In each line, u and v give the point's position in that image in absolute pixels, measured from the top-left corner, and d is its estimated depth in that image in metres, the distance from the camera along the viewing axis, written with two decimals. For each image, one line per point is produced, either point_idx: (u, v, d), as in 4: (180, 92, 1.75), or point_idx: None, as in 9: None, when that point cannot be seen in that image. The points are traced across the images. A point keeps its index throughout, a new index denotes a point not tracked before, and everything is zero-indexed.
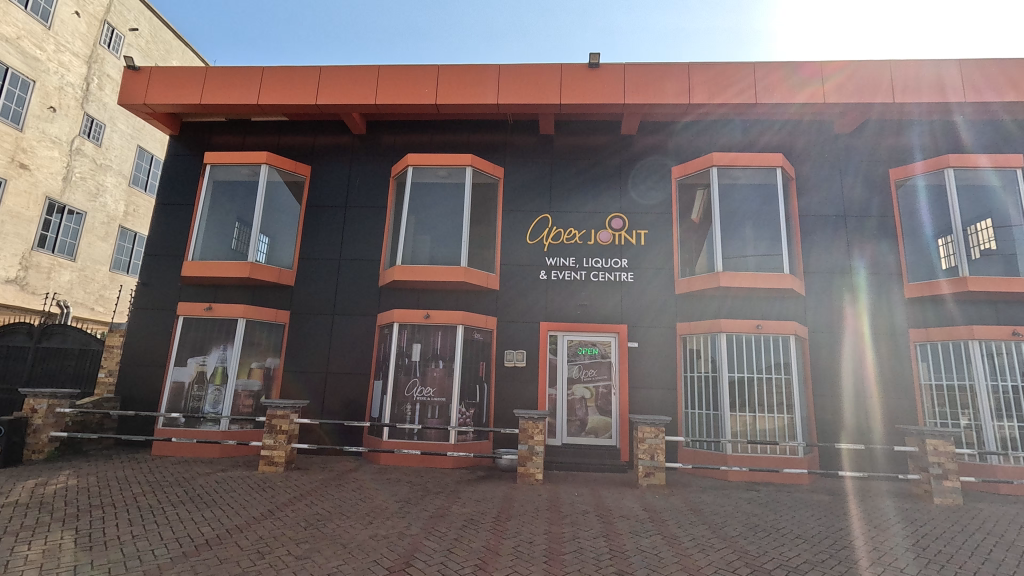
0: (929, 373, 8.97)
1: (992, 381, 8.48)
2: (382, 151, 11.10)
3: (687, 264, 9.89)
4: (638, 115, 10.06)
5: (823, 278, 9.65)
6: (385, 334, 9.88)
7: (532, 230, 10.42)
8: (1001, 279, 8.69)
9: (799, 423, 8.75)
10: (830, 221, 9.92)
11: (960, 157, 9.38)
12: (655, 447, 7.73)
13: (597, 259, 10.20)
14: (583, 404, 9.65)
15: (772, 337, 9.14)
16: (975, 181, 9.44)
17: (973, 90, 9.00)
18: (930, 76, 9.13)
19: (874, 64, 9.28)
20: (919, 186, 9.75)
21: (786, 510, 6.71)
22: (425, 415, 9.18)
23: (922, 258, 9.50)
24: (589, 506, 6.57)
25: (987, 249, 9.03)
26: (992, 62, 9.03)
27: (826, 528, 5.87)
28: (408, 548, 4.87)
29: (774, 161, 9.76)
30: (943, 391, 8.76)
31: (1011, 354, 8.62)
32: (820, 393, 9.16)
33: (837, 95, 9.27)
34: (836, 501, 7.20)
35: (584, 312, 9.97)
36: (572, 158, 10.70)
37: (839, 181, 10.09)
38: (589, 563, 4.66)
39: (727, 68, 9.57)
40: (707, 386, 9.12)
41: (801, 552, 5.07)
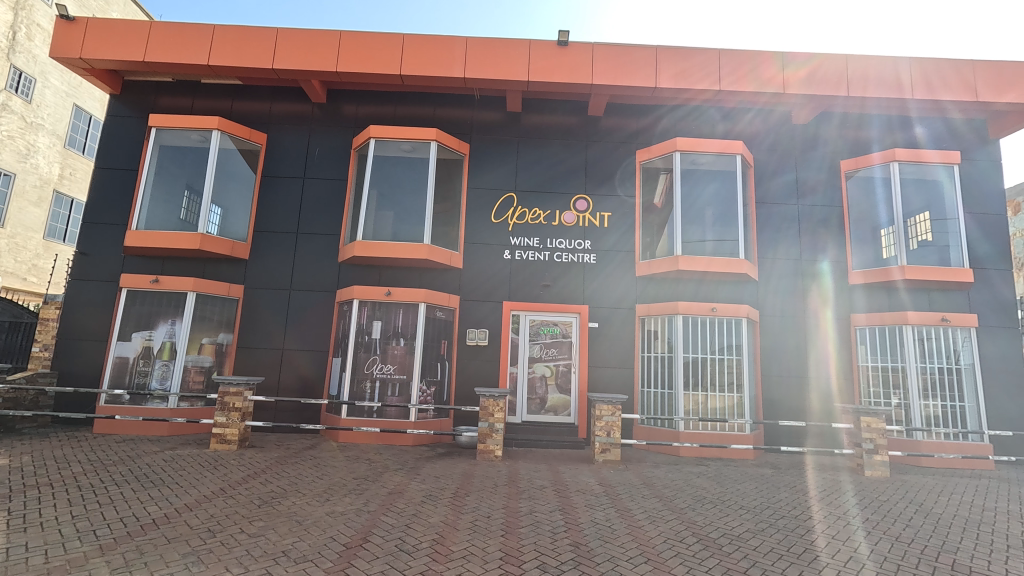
0: (867, 355, 9.53)
1: (921, 363, 9.14)
2: (344, 121, 10.70)
3: (648, 247, 10.10)
4: (606, 97, 10.05)
5: (775, 264, 10.07)
6: (345, 310, 9.67)
7: (497, 209, 10.35)
8: (934, 268, 9.34)
9: (746, 402, 9.22)
10: (785, 210, 10.29)
11: (906, 152, 9.88)
12: (611, 424, 7.95)
13: (562, 240, 10.26)
14: (543, 382, 9.79)
15: (726, 320, 9.49)
16: (920, 175, 9.97)
17: (922, 88, 9.43)
18: (884, 72, 9.51)
19: (831, 57, 9.57)
20: (868, 177, 10.21)
21: (732, 482, 7.08)
22: (384, 393, 9.11)
23: (868, 246, 10.00)
24: (547, 481, 6.74)
25: (924, 241, 9.63)
26: (940, 62, 9.47)
27: (766, 499, 6.24)
28: (365, 524, 4.85)
29: (734, 148, 9.98)
30: (879, 372, 9.35)
31: (939, 338, 9.29)
32: (768, 373, 9.63)
33: (798, 85, 9.52)
34: (776, 474, 7.67)
35: (548, 292, 10.05)
36: (539, 137, 10.62)
37: (795, 171, 10.44)
38: (544, 536, 4.80)
39: (693, 53, 9.66)
40: (663, 367, 9.43)
41: (743, 521, 5.39)
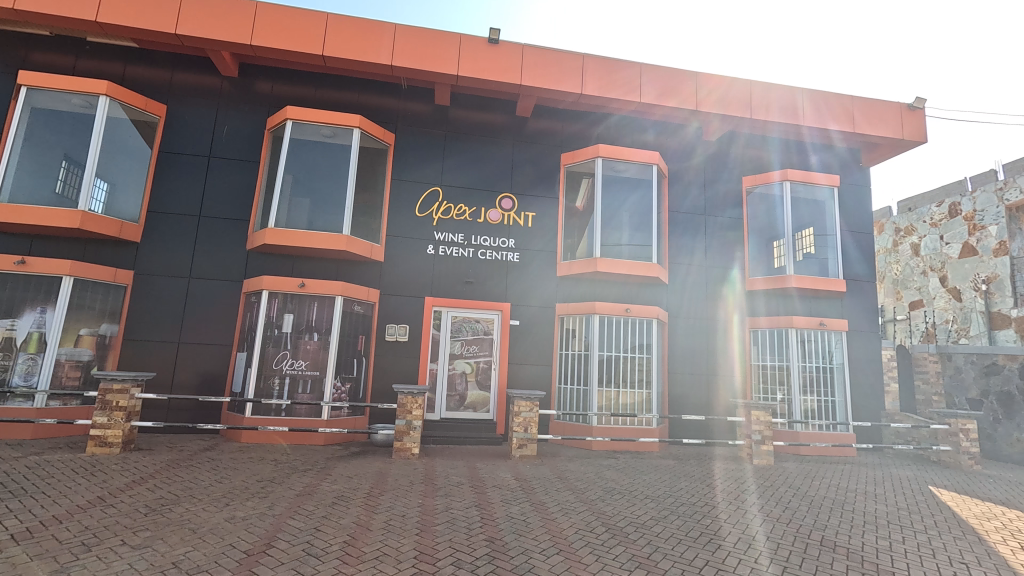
0: (759, 355, 10.50)
1: (802, 362, 10.27)
2: (257, 99, 9.97)
3: (570, 249, 10.41)
4: (534, 98, 10.20)
5: (683, 269, 10.77)
6: (252, 302, 9.03)
7: (422, 203, 10.16)
8: (815, 278, 10.50)
9: (654, 397, 9.87)
10: (694, 219, 11.04)
11: (795, 173, 11.00)
12: (529, 420, 8.11)
13: (487, 237, 10.28)
14: (463, 379, 9.76)
15: (639, 320, 10.03)
16: (806, 194, 11.15)
17: (812, 116, 10.54)
18: (781, 99, 10.51)
19: (738, 81, 10.41)
20: (763, 194, 11.25)
21: (639, 473, 7.52)
22: (295, 390, 8.64)
23: (762, 256, 11.00)
24: (464, 477, 6.73)
25: (808, 253, 10.79)
26: (827, 95, 10.64)
27: (669, 488, 6.70)
28: (269, 529, 4.57)
29: (651, 158, 10.54)
30: (768, 370, 10.35)
31: (817, 340, 10.46)
32: (675, 371, 10.29)
33: (709, 104, 10.25)
34: (679, 464, 8.25)
35: (471, 289, 10.03)
36: (467, 133, 10.57)
37: (704, 184, 11.24)
38: (460, 532, 4.80)
39: (617, 64, 10.08)
40: (579, 364, 9.77)
41: (648, 510, 5.74)
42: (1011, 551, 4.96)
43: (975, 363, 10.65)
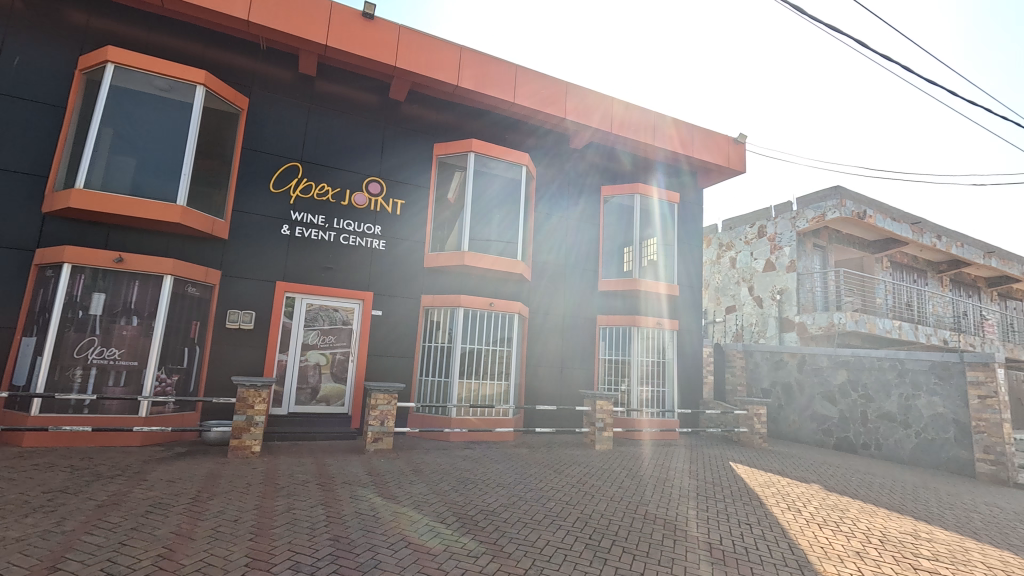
0: (606, 350, 11.52)
1: (642, 357, 11.48)
2: (66, 30, 8.20)
3: (439, 240, 10.38)
4: (408, 83, 9.88)
5: (545, 268, 11.36)
6: (48, 276, 7.45)
7: (277, 178, 9.27)
8: (655, 283, 11.83)
9: (512, 389, 10.26)
10: (557, 221, 11.69)
11: (645, 188, 12.20)
12: (385, 413, 7.92)
13: (350, 222, 9.73)
14: (316, 370, 9.15)
15: (501, 315, 10.34)
16: (653, 208, 12.43)
17: (660, 138, 11.82)
18: (637, 118, 11.60)
19: (601, 97, 11.24)
20: (618, 204, 12.34)
21: (493, 463, 7.77)
22: (103, 383, 7.34)
23: (614, 260, 12.10)
24: (310, 475, 6.32)
25: (651, 261, 12.16)
26: (673, 121, 12.01)
27: (520, 475, 7.04)
28: (56, 548, 3.82)
29: (521, 159, 10.89)
30: (613, 363, 11.42)
31: (655, 338, 11.76)
32: (532, 363, 10.82)
33: (576, 114, 10.91)
34: (530, 452, 8.70)
35: (330, 275, 9.44)
36: (334, 109, 9.89)
37: (567, 189, 11.95)
38: (301, 533, 4.50)
39: (493, 62, 10.24)
40: (442, 356, 9.83)
41: (498, 497, 5.97)
42: (782, 512, 6.15)
43: (768, 359, 12.87)
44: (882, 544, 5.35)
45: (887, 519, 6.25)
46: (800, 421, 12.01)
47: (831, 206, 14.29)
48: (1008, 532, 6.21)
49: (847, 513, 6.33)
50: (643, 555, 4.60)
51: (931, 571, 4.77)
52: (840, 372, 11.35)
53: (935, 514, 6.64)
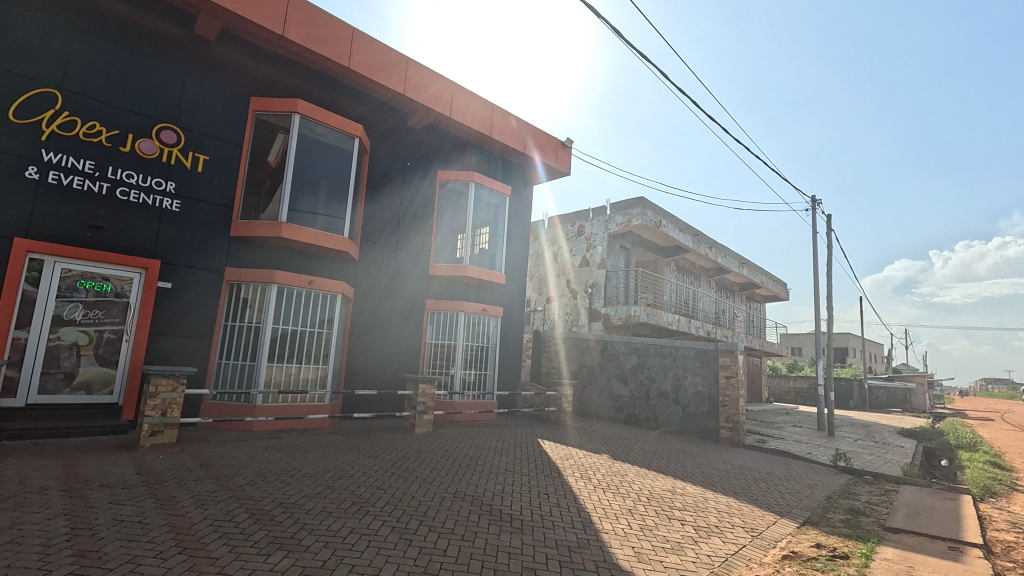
0: (432, 334, 11.56)
1: (466, 341, 11.86)
2: None
3: (253, 208, 9.32)
4: (221, 20, 8.34)
5: (374, 247, 10.85)
6: None
7: (22, 106, 7.19)
8: (484, 271, 12.14)
9: (330, 373, 9.64)
10: (389, 200, 11.23)
11: (479, 177, 12.28)
12: (169, 401, 6.83)
13: (132, 173, 8.01)
14: (72, 352, 7.43)
15: (322, 295, 9.58)
16: (486, 198, 12.76)
17: (494, 131, 12.25)
18: (474, 108, 11.82)
19: (442, 80, 11.11)
20: (453, 190, 12.33)
21: (301, 452, 7.21)
22: None
23: (446, 245, 12.19)
24: (52, 481, 5.07)
25: (482, 249, 12.64)
26: (507, 116, 12.53)
27: (330, 463, 6.67)
28: None
29: (354, 130, 10.10)
30: (438, 347, 11.55)
31: (479, 324, 12.20)
32: (355, 346, 10.29)
33: (415, 91, 10.58)
34: (345, 439, 8.30)
35: (98, 236, 7.65)
36: (113, 30, 7.98)
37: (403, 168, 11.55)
38: (29, 553, 3.58)
39: (326, 19, 9.33)
40: (248, 337, 8.76)
41: (302, 487, 5.57)
42: (575, 480, 6.91)
43: (577, 345, 14.29)
44: (648, 501, 6.38)
45: (653, 479, 7.49)
46: (599, 400, 13.65)
47: (635, 214, 16.40)
48: (734, 482, 7.94)
49: (625, 477, 7.39)
50: (448, 532, 4.74)
51: (680, 519, 5.84)
52: (632, 357, 13.15)
53: (688, 472, 8.16)
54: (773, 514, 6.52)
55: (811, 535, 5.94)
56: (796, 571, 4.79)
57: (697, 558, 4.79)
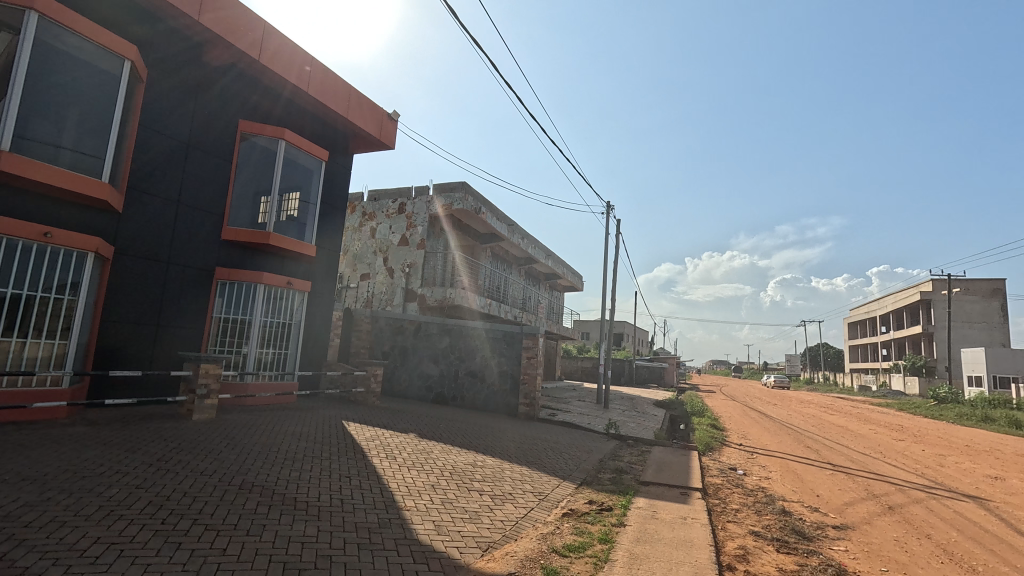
0: (222, 307, 9.95)
1: (264, 317, 10.43)
2: None
3: None
4: None
5: (146, 200, 8.74)
6: None
7: None
8: (292, 240, 10.78)
9: (71, 351, 7.60)
10: (172, 145, 9.10)
11: (293, 136, 10.63)
12: None
13: None
14: None
15: (64, 252, 7.45)
16: (298, 160, 11.30)
17: (312, 87, 10.86)
18: (289, 57, 10.32)
19: (248, 15, 9.47)
20: (258, 144, 10.50)
21: (17, 452, 5.54)
22: None
23: (245, 207, 10.47)
24: None
25: (291, 215, 11.30)
26: (329, 73, 11.20)
27: (66, 462, 5.32)
28: None
29: (125, 51, 7.87)
30: (229, 322, 9.97)
31: (282, 298, 10.84)
32: (111, 318, 8.30)
33: (210, 21, 8.80)
34: (90, 431, 6.68)
35: None
36: None
37: (192, 109, 9.44)
38: None
39: None
40: None
41: (19, 495, 4.33)
42: (379, 461, 6.78)
43: (390, 325, 13.96)
44: (450, 475, 6.62)
45: (456, 454, 7.81)
46: (409, 379, 13.63)
47: (458, 197, 16.68)
48: (527, 452, 8.75)
49: (430, 454, 7.54)
50: (229, 529, 4.20)
51: (478, 489, 6.22)
52: (444, 338, 13.39)
53: (489, 446, 8.70)
54: (557, 478, 7.38)
55: (586, 493, 6.89)
56: (572, 525, 5.51)
57: (492, 525, 5.15)
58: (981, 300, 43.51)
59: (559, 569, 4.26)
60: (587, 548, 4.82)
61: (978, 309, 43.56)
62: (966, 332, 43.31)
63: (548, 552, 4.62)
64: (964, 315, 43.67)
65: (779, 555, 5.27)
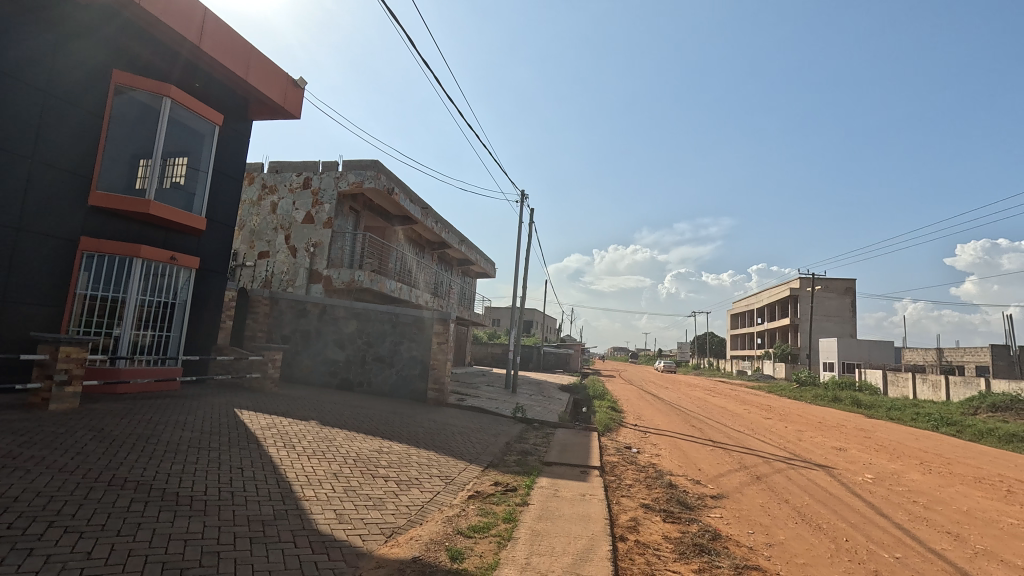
0: (88, 283, 8.66)
1: (142, 295, 9.27)
2: None
3: None
4: None
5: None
6: None
7: None
8: (177, 210, 9.67)
9: None
10: (24, 92, 7.76)
11: (182, 95, 9.34)
12: None
13: None
14: None
15: None
16: (189, 122, 9.98)
17: (208, 42, 9.54)
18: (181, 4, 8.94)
19: None
20: (138, 100, 9.17)
21: None
22: None
23: (119, 171, 9.17)
24: None
25: (177, 182, 10.11)
26: (227, 29, 9.95)
27: None
28: None
29: None
30: (96, 300, 8.71)
31: (164, 274, 9.71)
32: None
33: None
34: None
35: None
36: None
37: (53, 52, 8.06)
38: None
39: None
40: None
41: None
42: (276, 450, 6.40)
43: (292, 308, 13.13)
44: (354, 463, 6.42)
45: (361, 441, 7.57)
46: (311, 364, 12.95)
47: (369, 176, 15.97)
48: (435, 437, 8.73)
49: (333, 442, 7.25)
50: (94, 530, 3.75)
51: (384, 476, 6.11)
52: (351, 322, 12.86)
53: (395, 432, 8.54)
54: (464, 462, 7.46)
55: (492, 475, 7.04)
56: (477, 506, 5.61)
57: (396, 510, 5.08)
58: (836, 297, 50.23)
59: (463, 550, 4.32)
60: (491, 527, 4.94)
61: (834, 305, 50.23)
62: (823, 324, 49.84)
63: (453, 534, 4.67)
64: (823, 310, 50.17)
65: (665, 524, 5.77)
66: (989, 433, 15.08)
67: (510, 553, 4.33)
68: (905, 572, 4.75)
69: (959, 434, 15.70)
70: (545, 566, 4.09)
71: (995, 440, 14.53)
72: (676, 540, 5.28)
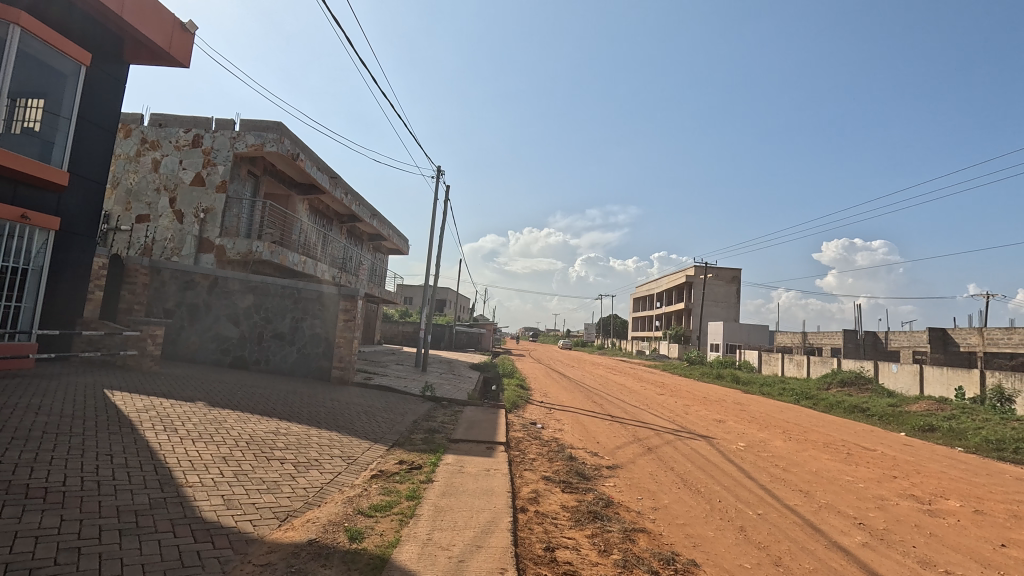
0: None
1: None
2: None
3: None
4: None
5: None
6: None
7: None
8: (27, 160, 8.27)
9: None
10: None
11: (32, 20, 7.91)
12: None
13: None
14: None
15: None
16: (45, 57, 8.52)
17: None
18: None
19: None
20: None
21: None
22: None
23: None
24: None
25: (28, 128, 8.58)
26: None
27: None
28: None
29: None
30: None
31: (11, 235, 8.29)
32: None
33: None
34: None
35: None
36: None
37: None
38: None
39: None
40: None
41: None
42: (154, 435, 5.80)
43: (176, 279, 11.89)
44: (246, 445, 6.01)
45: (255, 423, 7.10)
46: (199, 341, 11.85)
47: (271, 138, 14.70)
48: (337, 417, 8.43)
49: (223, 424, 6.71)
50: None
51: (279, 458, 5.78)
52: (247, 296, 11.93)
53: (294, 413, 8.12)
54: (368, 442, 7.30)
55: (397, 454, 6.95)
56: (379, 486, 5.51)
57: (291, 493, 4.85)
58: (724, 284, 55.28)
59: (363, 530, 4.25)
60: (393, 506, 4.89)
61: (722, 291, 55.22)
62: (712, 309, 54.67)
63: (353, 515, 4.55)
64: (713, 296, 54.94)
65: (563, 495, 6.07)
66: (837, 404, 17.57)
67: (412, 530, 4.32)
68: (765, 526, 5.42)
69: (814, 406, 18.13)
70: (446, 540, 4.14)
71: (841, 410, 16.99)
72: (572, 509, 5.58)
